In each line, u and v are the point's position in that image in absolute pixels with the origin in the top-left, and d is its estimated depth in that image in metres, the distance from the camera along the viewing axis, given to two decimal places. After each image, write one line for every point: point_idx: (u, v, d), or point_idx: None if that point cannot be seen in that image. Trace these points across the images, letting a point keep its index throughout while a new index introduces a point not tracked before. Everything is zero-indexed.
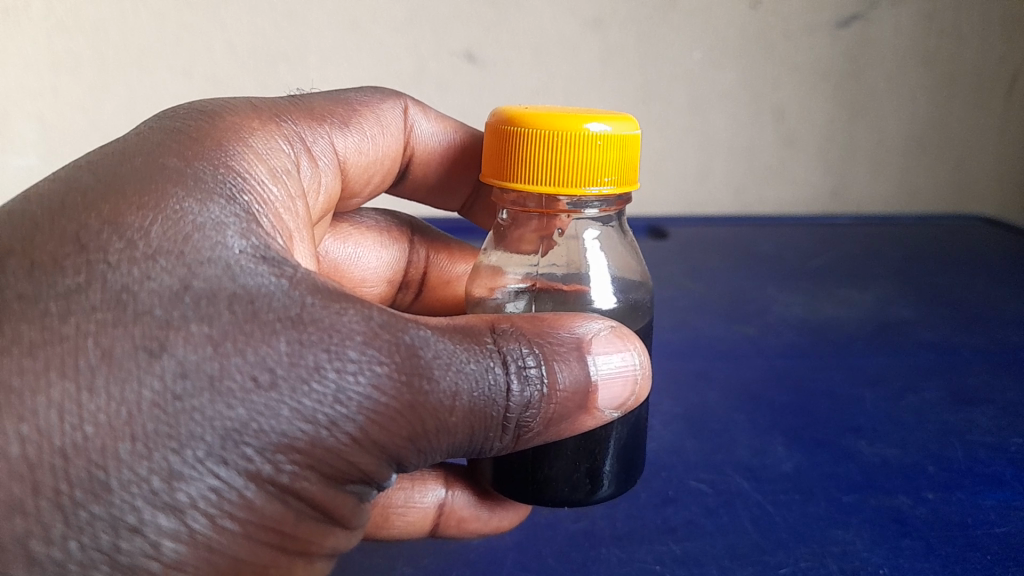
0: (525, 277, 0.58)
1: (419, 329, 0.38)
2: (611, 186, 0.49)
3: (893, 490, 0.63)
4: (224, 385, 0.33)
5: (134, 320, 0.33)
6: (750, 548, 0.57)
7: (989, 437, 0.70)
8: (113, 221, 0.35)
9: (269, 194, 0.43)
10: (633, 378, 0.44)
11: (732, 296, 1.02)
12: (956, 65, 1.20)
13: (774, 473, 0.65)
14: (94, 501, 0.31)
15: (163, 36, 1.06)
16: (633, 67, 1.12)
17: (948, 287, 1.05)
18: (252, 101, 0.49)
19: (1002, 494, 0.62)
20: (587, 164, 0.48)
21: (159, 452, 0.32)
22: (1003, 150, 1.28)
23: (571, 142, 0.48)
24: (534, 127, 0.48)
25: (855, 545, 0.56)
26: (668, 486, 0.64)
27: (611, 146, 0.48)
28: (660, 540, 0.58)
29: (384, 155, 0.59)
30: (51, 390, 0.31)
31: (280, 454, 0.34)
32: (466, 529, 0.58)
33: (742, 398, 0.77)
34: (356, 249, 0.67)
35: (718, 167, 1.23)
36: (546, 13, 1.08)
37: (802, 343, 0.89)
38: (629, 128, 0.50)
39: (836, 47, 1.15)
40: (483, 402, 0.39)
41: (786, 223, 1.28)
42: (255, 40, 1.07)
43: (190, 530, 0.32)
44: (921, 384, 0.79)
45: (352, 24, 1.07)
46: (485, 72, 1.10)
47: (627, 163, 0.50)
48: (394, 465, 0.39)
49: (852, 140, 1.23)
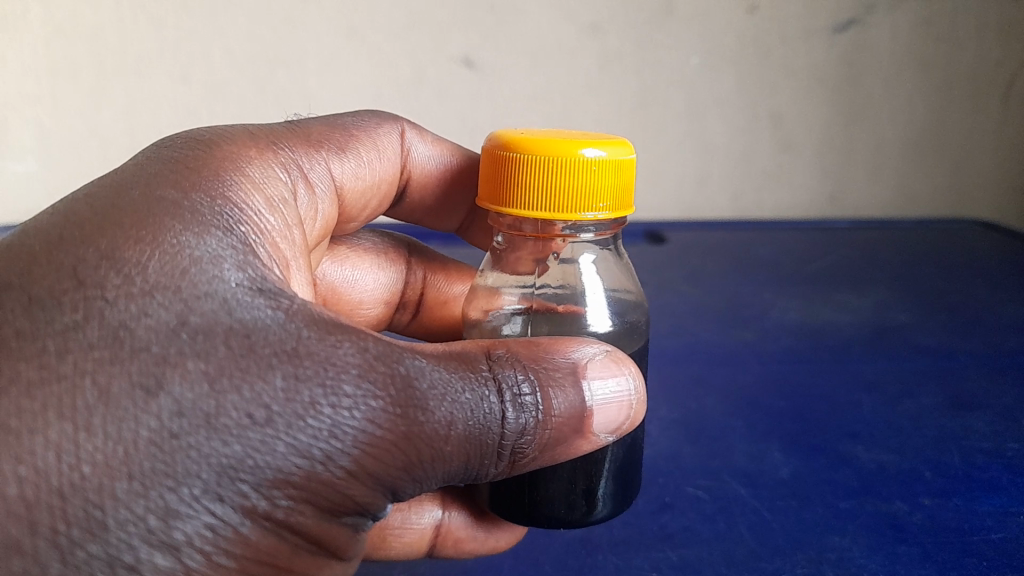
0: (521, 297, 0.58)
1: (415, 359, 0.39)
2: (606, 212, 0.49)
3: (890, 495, 0.63)
4: (220, 421, 0.34)
5: (131, 357, 0.33)
6: (745, 555, 0.57)
7: (985, 443, 0.70)
8: (111, 256, 0.36)
9: (266, 223, 0.44)
10: (627, 403, 0.45)
11: (729, 302, 1.02)
12: (953, 71, 1.20)
13: (770, 479, 0.65)
14: (92, 539, 0.31)
15: (160, 42, 1.06)
16: (631, 73, 1.13)
17: (945, 292, 1.05)
18: (249, 129, 0.49)
19: (998, 500, 0.62)
20: (582, 190, 0.48)
21: (156, 490, 0.32)
22: (999, 154, 1.28)
23: (565, 168, 0.48)
24: (530, 153, 0.49)
25: (852, 551, 0.57)
26: (663, 493, 0.64)
27: (606, 171, 0.49)
28: (655, 546, 0.58)
29: (381, 178, 0.59)
30: (48, 429, 0.31)
31: (276, 489, 0.35)
32: (463, 549, 0.59)
33: (739, 399, 0.78)
34: (354, 273, 0.67)
35: (716, 172, 1.23)
36: (542, 20, 1.08)
37: (799, 348, 0.89)
38: (624, 153, 0.50)
39: (834, 51, 1.16)
40: (478, 430, 0.40)
41: (785, 228, 1.28)
42: (253, 46, 1.07)
43: (186, 567, 0.32)
44: (918, 390, 0.80)
45: (348, 29, 1.07)
46: (483, 76, 1.11)
47: (623, 187, 0.50)
48: (390, 495, 0.39)
49: (849, 145, 1.24)
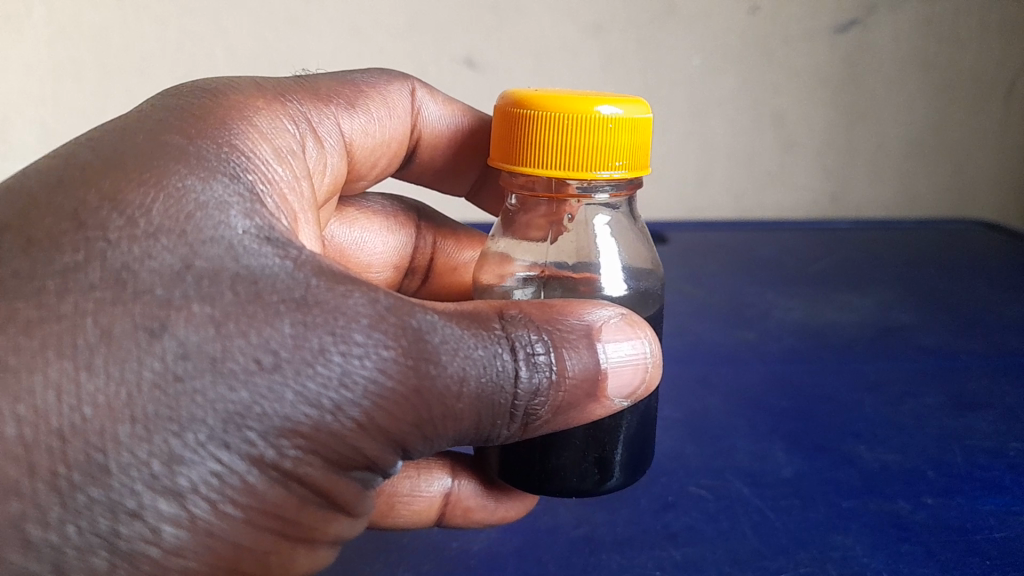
0: (533, 265, 0.56)
1: (427, 313, 0.37)
2: (622, 171, 0.48)
3: (893, 495, 0.62)
4: (226, 366, 0.32)
5: (134, 299, 0.32)
6: (749, 554, 0.56)
7: (988, 442, 0.69)
8: (113, 198, 0.34)
9: (274, 173, 0.42)
10: (642, 367, 0.43)
11: (732, 300, 1.01)
12: (955, 71, 1.18)
13: (775, 478, 0.64)
14: (93, 483, 0.30)
15: (163, 42, 1.05)
16: (634, 73, 1.11)
17: (947, 293, 1.03)
18: (256, 81, 0.48)
19: (1002, 499, 0.61)
20: (597, 150, 0.47)
21: (159, 435, 0.31)
22: (1003, 153, 1.26)
23: (582, 125, 0.46)
24: (543, 110, 0.47)
25: (856, 551, 0.56)
26: (667, 491, 0.63)
27: (622, 130, 0.47)
28: (660, 545, 0.57)
29: (390, 137, 0.58)
30: (48, 369, 0.30)
31: (284, 438, 0.33)
32: (472, 518, 0.58)
33: (742, 401, 0.76)
34: (362, 235, 0.66)
35: (718, 173, 1.22)
36: (546, 20, 1.06)
37: (800, 347, 0.88)
38: (641, 111, 0.49)
39: (836, 52, 1.14)
40: (491, 388, 0.38)
41: (788, 226, 1.26)
42: (256, 46, 1.05)
43: (190, 515, 0.31)
44: (920, 390, 0.78)
45: (353, 29, 1.05)
46: (486, 77, 1.09)
47: (640, 147, 0.49)
48: (400, 451, 0.38)
49: (851, 144, 1.22)
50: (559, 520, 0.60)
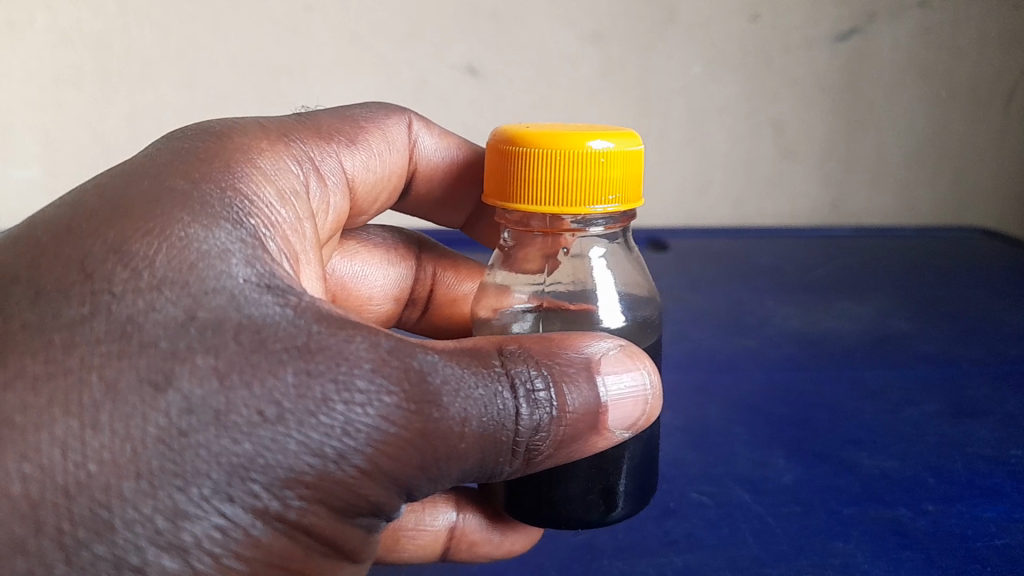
0: (532, 296, 0.56)
1: (428, 354, 0.37)
2: (616, 204, 0.47)
3: (893, 502, 0.62)
4: (230, 419, 0.33)
5: (138, 352, 0.32)
6: (750, 561, 0.56)
7: (988, 450, 0.69)
8: (118, 249, 0.35)
9: (277, 215, 0.43)
10: (643, 399, 0.43)
11: (732, 308, 1.01)
12: (954, 79, 1.17)
13: (774, 485, 0.64)
14: (98, 540, 0.30)
15: (165, 51, 1.06)
16: (634, 81, 1.11)
17: (947, 301, 1.03)
18: (260, 121, 0.48)
19: (1000, 507, 0.61)
20: (591, 183, 0.46)
21: (164, 490, 0.31)
22: (1002, 162, 1.24)
23: (577, 161, 0.45)
24: (535, 147, 0.46)
25: (856, 558, 0.56)
26: (668, 498, 0.63)
27: (615, 164, 0.46)
28: (661, 552, 0.57)
29: (391, 171, 0.58)
30: (54, 427, 0.30)
31: (288, 489, 0.33)
32: (478, 552, 0.58)
33: (741, 408, 0.76)
34: (363, 268, 0.67)
35: (718, 180, 1.22)
36: (544, 29, 1.07)
37: (801, 356, 0.87)
38: (633, 143, 0.48)
39: (835, 60, 1.13)
40: (493, 427, 0.38)
41: (788, 236, 1.26)
42: (257, 54, 1.06)
43: (194, 570, 0.31)
44: (922, 398, 0.78)
45: (352, 36, 1.06)
46: (485, 84, 1.09)
47: (632, 178, 0.48)
48: (404, 496, 0.38)
49: (851, 151, 1.21)
50: (559, 529, 0.61)
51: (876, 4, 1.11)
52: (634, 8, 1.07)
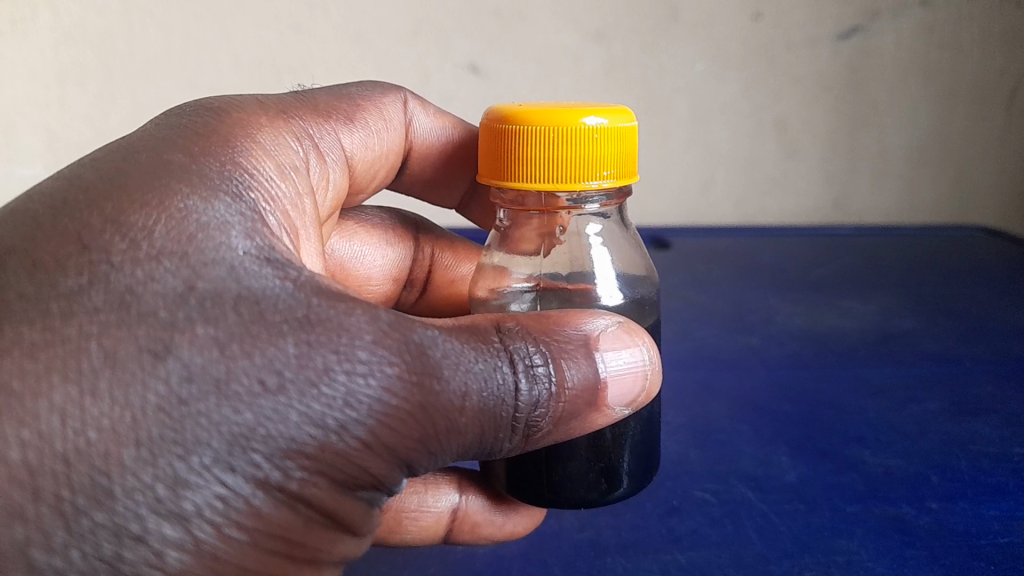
0: (529, 277, 0.56)
1: (427, 329, 0.37)
2: (611, 180, 0.47)
3: (897, 500, 0.61)
4: (230, 388, 0.32)
5: (137, 321, 0.32)
6: (754, 558, 0.56)
7: (992, 447, 0.68)
8: (116, 220, 0.34)
9: (277, 190, 0.43)
10: (642, 374, 0.43)
11: (734, 307, 1.00)
12: (956, 79, 1.17)
13: (778, 482, 0.64)
14: (97, 507, 0.30)
15: (170, 49, 1.06)
16: (636, 79, 1.11)
17: (949, 299, 1.03)
18: (258, 98, 0.48)
19: (1005, 505, 0.60)
20: (585, 159, 0.46)
21: (164, 458, 0.31)
22: (1005, 163, 1.24)
23: (569, 137, 0.45)
24: (528, 124, 0.46)
25: (860, 555, 0.55)
26: (671, 495, 0.63)
27: (608, 140, 0.46)
28: (666, 550, 0.57)
29: (388, 150, 0.58)
30: (53, 393, 0.30)
31: (289, 460, 0.33)
32: (480, 534, 0.58)
33: (746, 407, 0.76)
34: (362, 248, 0.66)
35: (719, 178, 1.22)
36: (548, 28, 1.07)
37: (803, 353, 0.87)
38: (626, 120, 0.48)
39: (837, 59, 1.13)
40: (493, 401, 0.38)
41: (788, 234, 1.26)
42: (261, 53, 1.06)
43: (195, 539, 0.31)
44: (923, 396, 0.78)
45: (357, 36, 1.06)
46: (488, 83, 1.09)
47: (627, 155, 0.48)
48: (405, 469, 0.38)
49: (853, 149, 1.21)
50: (563, 524, 0.60)
51: (879, 3, 1.10)
52: (637, 6, 1.07)
